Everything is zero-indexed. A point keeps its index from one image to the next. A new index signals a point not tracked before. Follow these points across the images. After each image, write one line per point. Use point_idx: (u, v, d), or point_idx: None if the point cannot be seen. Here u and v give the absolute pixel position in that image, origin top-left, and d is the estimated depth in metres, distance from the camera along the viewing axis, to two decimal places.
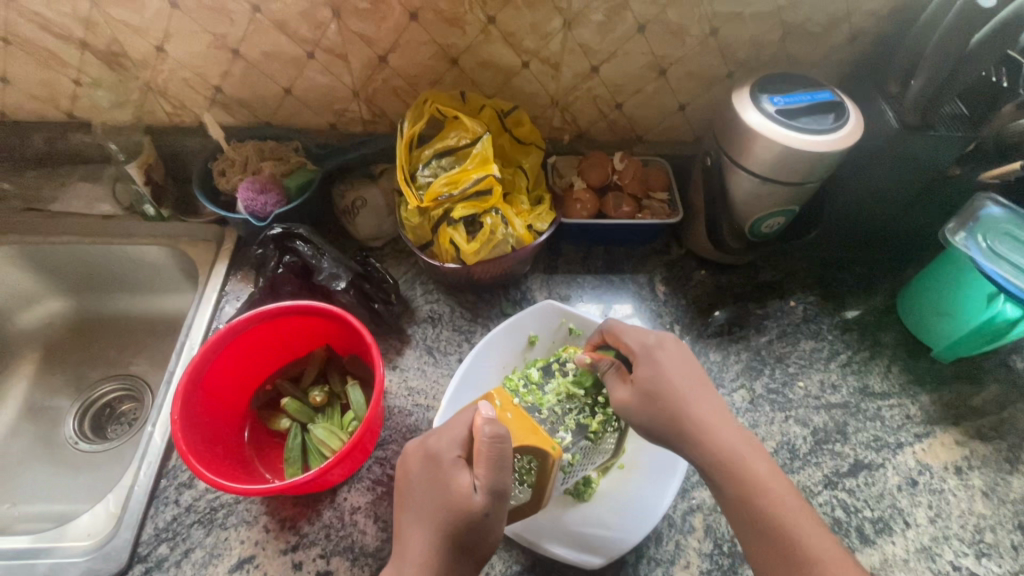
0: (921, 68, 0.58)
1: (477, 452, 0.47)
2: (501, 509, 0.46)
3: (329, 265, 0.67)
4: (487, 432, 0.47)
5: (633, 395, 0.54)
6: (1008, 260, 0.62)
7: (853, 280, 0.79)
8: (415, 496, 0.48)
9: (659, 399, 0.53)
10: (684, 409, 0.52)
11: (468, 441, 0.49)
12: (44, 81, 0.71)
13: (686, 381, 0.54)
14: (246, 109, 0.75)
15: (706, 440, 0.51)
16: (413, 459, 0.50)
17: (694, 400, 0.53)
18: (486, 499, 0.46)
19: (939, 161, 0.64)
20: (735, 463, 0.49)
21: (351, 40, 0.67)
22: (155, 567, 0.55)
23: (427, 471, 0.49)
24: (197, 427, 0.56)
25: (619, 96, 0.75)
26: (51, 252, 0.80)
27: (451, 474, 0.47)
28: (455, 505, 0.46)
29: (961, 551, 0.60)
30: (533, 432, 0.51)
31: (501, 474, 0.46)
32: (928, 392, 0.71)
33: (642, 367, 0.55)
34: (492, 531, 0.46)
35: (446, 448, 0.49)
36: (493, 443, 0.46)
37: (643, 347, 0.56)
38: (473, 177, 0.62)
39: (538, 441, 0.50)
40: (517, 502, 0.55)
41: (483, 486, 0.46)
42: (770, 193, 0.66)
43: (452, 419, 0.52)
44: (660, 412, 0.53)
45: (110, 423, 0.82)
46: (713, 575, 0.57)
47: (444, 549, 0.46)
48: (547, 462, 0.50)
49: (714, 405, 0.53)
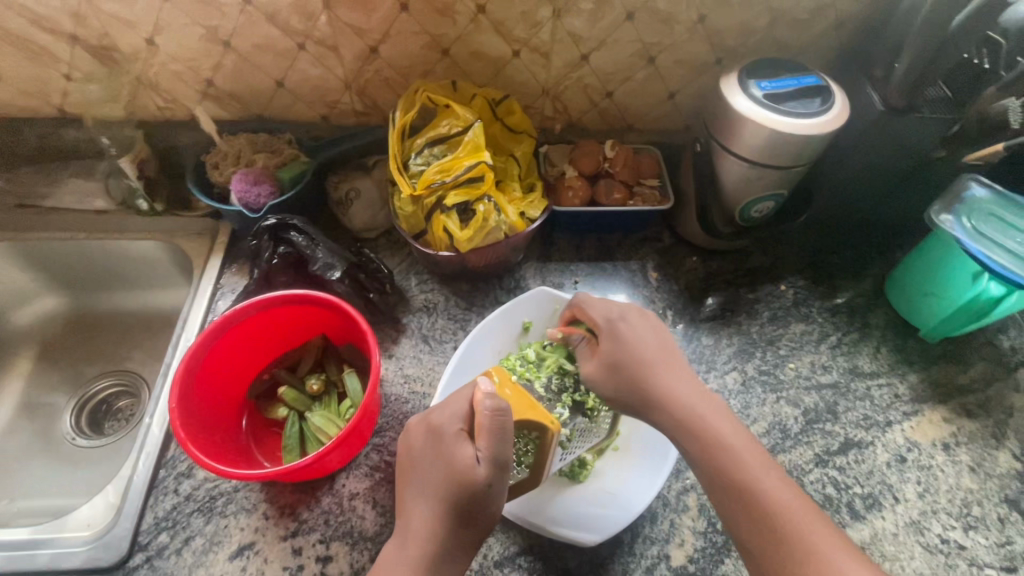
0: (904, 52, 0.59)
1: (478, 425, 0.47)
2: (502, 480, 0.47)
3: (324, 255, 0.67)
4: (489, 405, 0.48)
5: (599, 368, 0.56)
6: (992, 239, 0.63)
7: (843, 263, 0.80)
8: (419, 469, 0.49)
9: (624, 370, 0.55)
10: (646, 379, 0.54)
11: (471, 415, 0.50)
12: (34, 76, 0.71)
13: (647, 350, 0.55)
14: (238, 102, 0.75)
15: (668, 403, 0.52)
16: (416, 433, 0.51)
17: (658, 370, 0.54)
18: (488, 470, 0.46)
19: (920, 143, 0.66)
20: (692, 421, 0.51)
21: (342, 31, 0.67)
22: (156, 555, 0.56)
23: (430, 444, 0.50)
24: (196, 415, 0.57)
25: (609, 85, 0.76)
26: (44, 248, 0.80)
27: (453, 447, 0.48)
28: (458, 476, 0.46)
29: (949, 525, 0.62)
30: (532, 408, 0.52)
31: (502, 447, 0.47)
32: (916, 371, 0.72)
33: (606, 342, 0.57)
34: (494, 503, 0.47)
35: (448, 422, 0.49)
36: (493, 415, 0.47)
37: (608, 321, 0.58)
38: (465, 164, 0.62)
39: (539, 416, 0.52)
40: (517, 481, 0.55)
41: (485, 457, 0.46)
42: (759, 177, 0.67)
43: (454, 394, 0.52)
44: (624, 381, 0.55)
45: (107, 418, 0.82)
46: (708, 552, 0.58)
47: (446, 518, 0.46)
48: (548, 435, 0.52)
49: (674, 371, 0.54)
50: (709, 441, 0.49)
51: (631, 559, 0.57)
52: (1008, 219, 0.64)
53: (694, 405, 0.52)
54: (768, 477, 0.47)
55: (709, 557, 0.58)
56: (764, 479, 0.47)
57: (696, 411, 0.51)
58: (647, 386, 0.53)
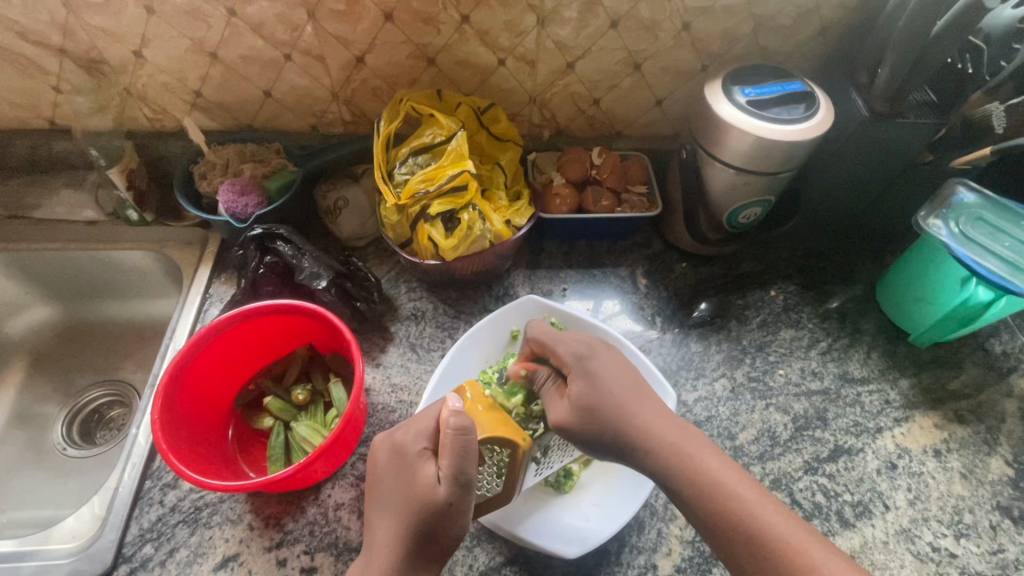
0: (887, 58, 0.59)
1: (442, 444, 0.47)
2: (464, 500, 0.47)
3: (310, 264, 0.67)
4: (452, 423, 0.47)
5: (571, 411, 0.54)
6: (980, 244, 0.63)
7: (834, 268, 0.80)
8: (383, 487, 0.50)
9: (599, 413, 0.53)
10: (624, 417, 0.52)
11: (436, 432, 0.50)
12: (24, 88, 0.72)
13: (624, 389, 0.54)
14: (226, 112, 0.76)
15: (654, 444, 0.51)
16: (381, 452, 0.52)
17: (633, 407, 0.53)
18: (450, 489, 0.46)
19: (908, 149, 0.65)
20: (680, 458, 0.50)
21: (327, 41, 0.67)
22: (140, 567, 0.56)
23: (395, 463, 0.50)
24: (179, 426, 0.57)
25: (596, 92, 0.76)
26: (36, 258, 0.81)
27: (417, 466, 0.48)
28: (420, 497, 0.47)
29: (940, 532, 0.61)
30: (502, 425, 0.52)
31: (464, 465, 0.46)
32: (908, 377, 0.72)
33: (577, 381, 0.55)
34: (457, 521, 0.47)
35: (413, 441, 0.50)
36: (457, 434, 0.46)
37: (575, 358, 0.56)
38: (449, 173, 0.63)
39: (506, 433, 0.51)
40: (490, 496, 0.54)
41: (446, 477, 0.46)
42: (745, 184, 0.67)
43: (421, 412, 0.52)
44: (600, 425, 0.53)
45: (99, 428, 0.82)
46: (695, 562, 0.58)
47: (407, 538, 0.46)
48: (517, 452, 0.52)
49: (650, 405, 0.54)
50: (705, 481, 0.48)
51: (618, 569, 0.57)
52: (995, 224, 0.64)
53: (683, 442, 0.51)
54: (775, 516, 0.46)
55: (695, 567, 0.57)
56: (771, 517, 0.46)
57: (686, 448, 0.50)
58: (627, 428, 0.52)
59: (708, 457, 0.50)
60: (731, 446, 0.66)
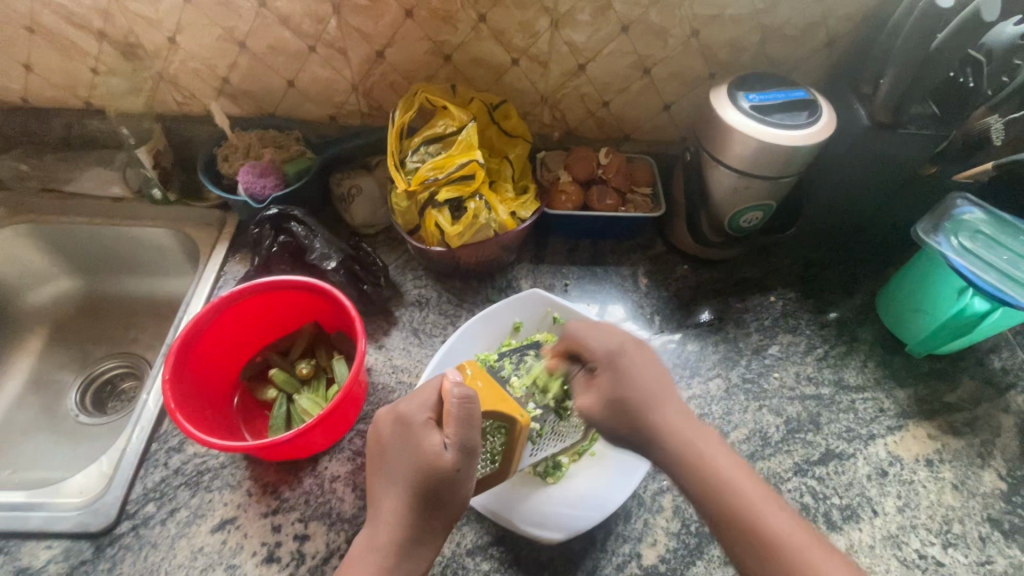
0: (889, 68, 0.60)
1: (447, 413, 0.49)
2: (470, 466, 0.49)
3: (321, 245, 0.70)
4: (456, 393, 0.49)
5: (596, 401, 0.56)
6: (980, 256, 0.64)
7: (834, 279, 0.81)
8: (390, 457, 0.51)
9: (629, 410, 0.55)
10: (651, 416, 0.54)
11: (439, 404, 0.52)
12: (65, 69, 0.76)
13: (650, 382, 0.56)
14: (251, 99, 0.79)
15: (670, 436, 0.53)
16: (384, 423, 0.53)
17: (658, 404, 0.54)
18: (457, 456, 0.48)
19: (910, 160, 0.66)
20: (699, 460, 0.51)
21: (350, 35, 0.71)
22: (142, 524, 0.58)
23: (399, 432, 0.51)
24: (188, 389, 0.59)
25: (606, 94, 0.78)
26: (64, 231, 0.85)
27: (422, 435, 0.50)
28: (427, 463, 0.48)
29: (928, 540, 0.61)
30: (503, 401, 0.54)
31: (468, 432, 0.49)
32: (904, 387, 0.72)
33: (606, 374, 0.57)
34: (463, 488, 0.49)
35: (417, 411, 0.51)
36: (461, 402, 0.49)
37: (608, 353, 0.58)
38: (458, 162, 0.65)
39: (507, 408, 0.54)
40: (484, 476, 0.56)
41: (453, 444, 0.48)
42: (746, 188, 0.69)
43: (423, 386, 0.54)
44: (630, 421, 0.54)
45: (110, 398, 0.86)
46: (679, 553, 0.58)
47: (415, 503, 0.49)
48: (516, 428, 0.53)
49: (677, 407, 0.55)
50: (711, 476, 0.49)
51: (603, 557, 0.58)
52: (994, 238, 0.65)
53: (699, 443, 0.52)
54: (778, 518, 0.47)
55: (680, 558, 0.58)
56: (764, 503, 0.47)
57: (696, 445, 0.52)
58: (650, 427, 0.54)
59: (719, 455, 0.51)
60: (722, 444, 0.67)
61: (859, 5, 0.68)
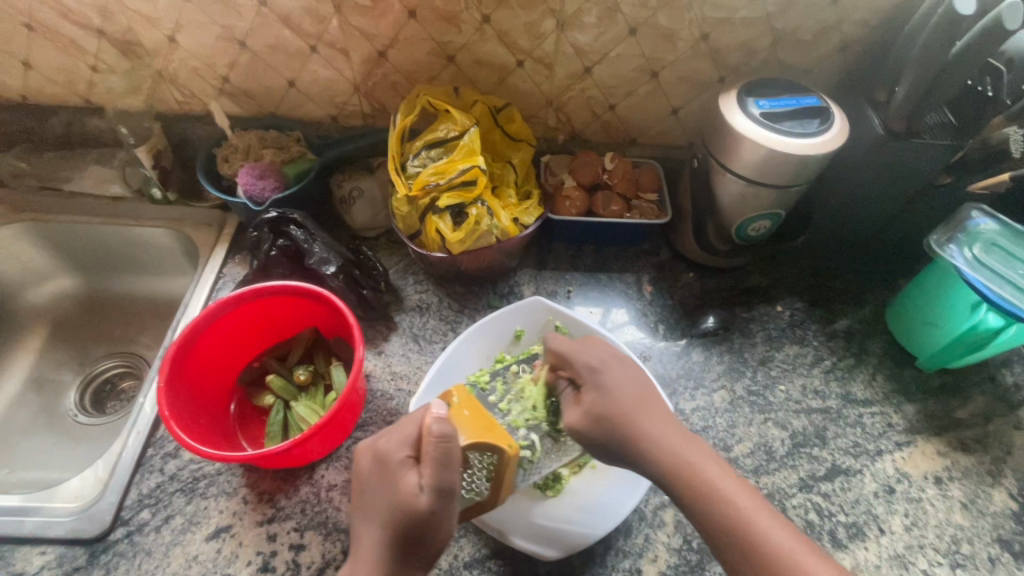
0: (905, 76, 0.58)
1: (424, 453, 0.47)
2: (447, 507, 0.47)
3: (320, 249, 0.69)
4: (434, 431, 0.47)
5: (583, 417, 0.55)
6: (995, 270, 0.62)
7: (844, 288, 0.79)
8: (368, 494, 0.50)
9: (610, 422, 0.54)
10: (638, 431, 0.53)
11: (418, 440, 0.50)
12: (63, 66, 0.75)
13: (631, 396, 0.55)
14: (251, 99, 0.78)
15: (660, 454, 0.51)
16: (365, 458, 0.52)
17: (644, 416, 0.54)
18: (431, 498, 0.46)
19: (923, 170, 0.65)
20: (689, 470, 0.50)
21: (352, 35, 0.69)
22: (137, 531, 0.57)
23: (378, 469, 0.50)
24: (183, 396, 0.59)
25: (612, 98, 0.77)
26: (64, 230, 0.84)
27: (398, 474, 0.48)
28: (401, 504, 0.47)
29: (936, 560, 0.60)
30: (489, 431, 0.52)
31: (446, 474, 0.47)
32: (912, 402, 0.70)
33: (589, 391, 0.56)
34: (440, 529, 0.47)
35: (396, 448, 0.50)
36: (438, 442, 0.46)
37: (588, 369, 0.57)
38: (459, 167, 0.64)
39: (494, 438, 0.51)
40: (477, 500, 0.54)
41: (428, 486, 0.46)
42: (755, 196, 0.67)
43: (404, 419, 0.53)
44: (612, 433, 0.54)
45: (109, 398, 0.85)
46: (680, 569, 0.57)
47: (390, 544, 0.47)
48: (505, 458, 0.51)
49: (661, 417, 0.54)
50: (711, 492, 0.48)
51: (602, 572, 0.57)
52: (1011, 252, 0.63)
53: (688, 452, 0.51)
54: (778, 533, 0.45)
55: (681, 575, 0.57)
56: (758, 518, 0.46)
57: (692, 460, 0.50)
58: (643, 447, 0.52)
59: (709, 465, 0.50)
60: (725, 458, 0.65)
61: (875, 9, 0.66)
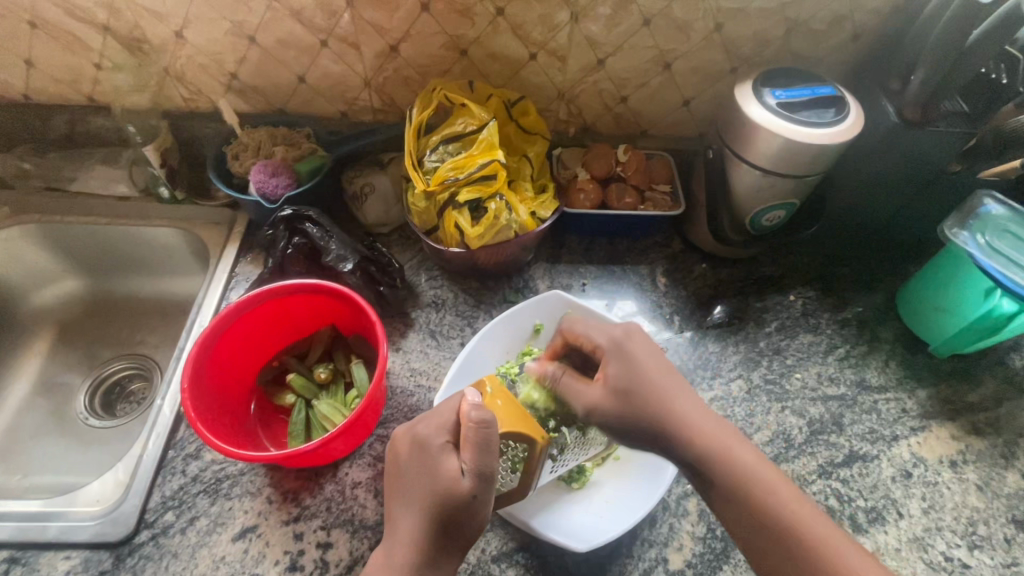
0: (921, 65, 0.58)
1: (465, 439, 0.47)
2: (488, 491, 0.47)
3: (337, 247, 0.69)
4: (473, 417, 0.47)
5: (605, 393, 0.54)
6: (1007, 256, 0.63)
7: (854, 276, 0.80)
8: (405, 479, 0.50)
9: (635, 400, 0.53)
10: (662, 409, 0.52)
11: (457, 426, 0.50)
12: (67, 64, 0.74)
13: (658, 372, 0.54)
14: (260, 95, 0.77)
15: (692, 438, 0.51)
16: (402, 443, 0.52)
17: (673, 397, 0.53)
18: (473, 482, 0.47)
19: (936, 158, 0.65)
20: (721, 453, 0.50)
21: (364, 29, 0.68)
22: (162, 533, 0.57)
23: (416, 455, 0.50)
24: (206, 397, 0.58)
25: (624, 90, 0.76)
26: (69, 231, 0.83)
27: (439, 459, 0.49)
28: (443, 487, 0.47)
29: (953, 542, 0.61)
30: (521, 420, 0.52)
31: (487, 457, 0.47)
32: (925, 387, 0.71)
33: (613, 363, 0.55)
34: (481, 511, 0.48)
35: (434, 434, 0.50)
36: (478, 428, 0.47)
37: (613, 342, 0.56)
38: (478, 162, 0.64)
39: (526, 428, 0.51)
40: (506, 488, 0.54)
41: (470, 470, 0.47)
42: (770, 186, 0.68)
43: (440, 406, 0.53)
44: (636, 412, 0.52)
45: (120, 400, 0.84)
46: (706, 557, 0.58)
47: (431, 527, 0.47)
48: (535, 448, 0.51)
49: (690, 399, 0.53)
50: (745, 481, 0.48)
51: (629, 562, 0.57)
52: (1022, 237, 0.64)
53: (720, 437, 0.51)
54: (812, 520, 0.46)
55: (706, 563, 0.58)
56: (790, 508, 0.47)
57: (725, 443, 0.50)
58: (672, 426, 0.51)
59: (741, 448, 0.50)
60: None
61: None
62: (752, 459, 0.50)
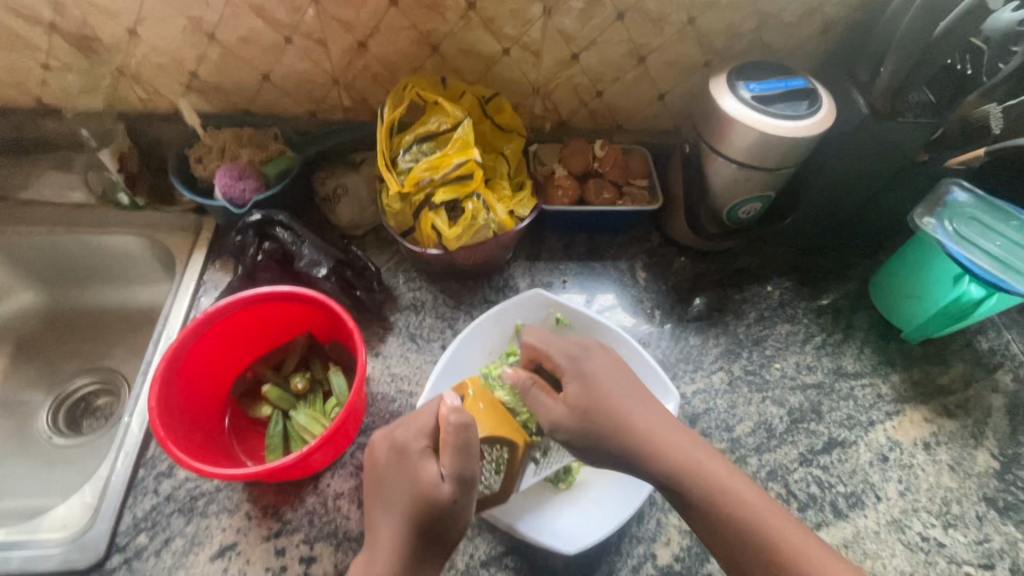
0: (890, 56, 0.59)
1: (443, 442, 0.46)
2: (468, 496, 0.46)
3: (310, 251, 0.67)
4: (452, 420, 0.46)
5: (567, 411, 0.54)
6: (976, 244, 0.64)
7: (828, 265, 0.81)
8: (384, 484, 0.49)
9: (597, 416, 0.53)
10: (628, 424, 0.53)
11: (436, 430, 0.50)
12: (11, 65, 0.69)
13: (619, 390, 0.55)
14: (222, 94, 0.74)
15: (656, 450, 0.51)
16: (381, 448, 0.51)
17: (637, 414, 0.54)
18: (453, 486, 0.46)
19: (905, 149, 0.66)
20: (695, 469, 0.50)
21: (330, 25, 0.66)
22: (135, 557, 0.54)
23: (395, 461, 0.49)
24: (177, 414, 0.56)
25: (599, 84, 0.76)
26: (23, 242, 0.78)
27: (418, 464, 0.48)
28: (422, 492, 0.46)
29: (929, 522, 0.63)
30: (504, 424, 0.51)
31: (467, 463, 0.46)
32: (898, 372, 0.73)
33: (573, 383, 0.56)
34: (462, 516, 0.47)
35: (414, 439, 0.49)
36: (458, 431, 0.45)
37: (571, 361, 0.57)
38: (454, 161, 0.62)
39: (509, 433, 0.51)
40: (489, 490, 0.55)
41: (449, 474, 0.46)
42: (747, 179, 0.68)
43: (418, 411, 0.52)
44: (597, 428, 0.53)
45: (85, 417, 0.80)
46: (693, 551, 0.58)
47: (410, 533, 0.46)
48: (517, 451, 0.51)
49: (656, 415, 0.54)
50: (718, 496, 0.49)
51: (617, 559, 0.57)
52: (988, 224, 0.65)
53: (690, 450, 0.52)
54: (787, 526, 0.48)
55: (694, 556, 0.58)
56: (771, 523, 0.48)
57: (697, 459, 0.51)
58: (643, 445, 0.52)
59: (716, 465, 0.51)
60: (728, 439, 0.67)
61: None
62: (720, 468, 0.51)
